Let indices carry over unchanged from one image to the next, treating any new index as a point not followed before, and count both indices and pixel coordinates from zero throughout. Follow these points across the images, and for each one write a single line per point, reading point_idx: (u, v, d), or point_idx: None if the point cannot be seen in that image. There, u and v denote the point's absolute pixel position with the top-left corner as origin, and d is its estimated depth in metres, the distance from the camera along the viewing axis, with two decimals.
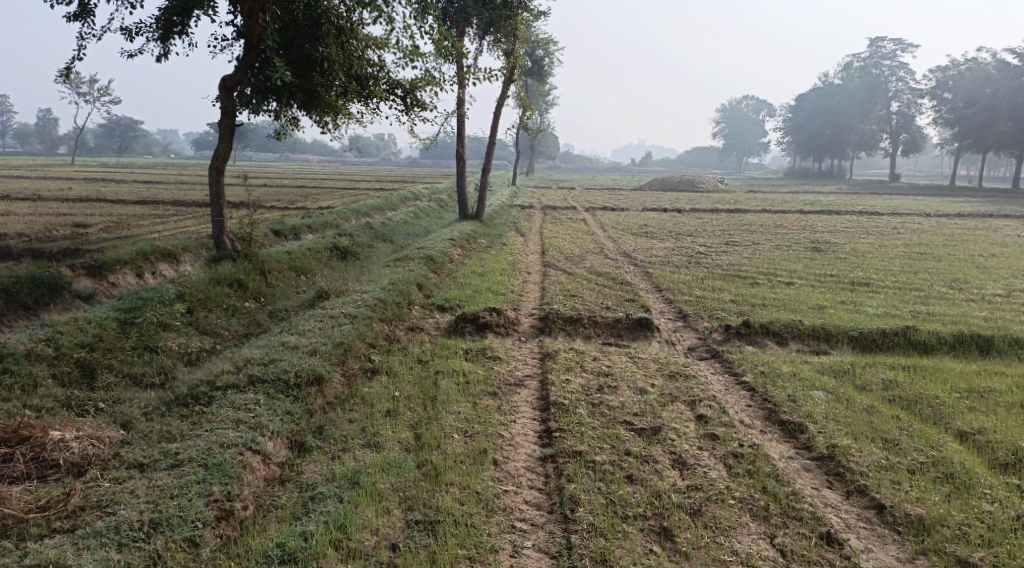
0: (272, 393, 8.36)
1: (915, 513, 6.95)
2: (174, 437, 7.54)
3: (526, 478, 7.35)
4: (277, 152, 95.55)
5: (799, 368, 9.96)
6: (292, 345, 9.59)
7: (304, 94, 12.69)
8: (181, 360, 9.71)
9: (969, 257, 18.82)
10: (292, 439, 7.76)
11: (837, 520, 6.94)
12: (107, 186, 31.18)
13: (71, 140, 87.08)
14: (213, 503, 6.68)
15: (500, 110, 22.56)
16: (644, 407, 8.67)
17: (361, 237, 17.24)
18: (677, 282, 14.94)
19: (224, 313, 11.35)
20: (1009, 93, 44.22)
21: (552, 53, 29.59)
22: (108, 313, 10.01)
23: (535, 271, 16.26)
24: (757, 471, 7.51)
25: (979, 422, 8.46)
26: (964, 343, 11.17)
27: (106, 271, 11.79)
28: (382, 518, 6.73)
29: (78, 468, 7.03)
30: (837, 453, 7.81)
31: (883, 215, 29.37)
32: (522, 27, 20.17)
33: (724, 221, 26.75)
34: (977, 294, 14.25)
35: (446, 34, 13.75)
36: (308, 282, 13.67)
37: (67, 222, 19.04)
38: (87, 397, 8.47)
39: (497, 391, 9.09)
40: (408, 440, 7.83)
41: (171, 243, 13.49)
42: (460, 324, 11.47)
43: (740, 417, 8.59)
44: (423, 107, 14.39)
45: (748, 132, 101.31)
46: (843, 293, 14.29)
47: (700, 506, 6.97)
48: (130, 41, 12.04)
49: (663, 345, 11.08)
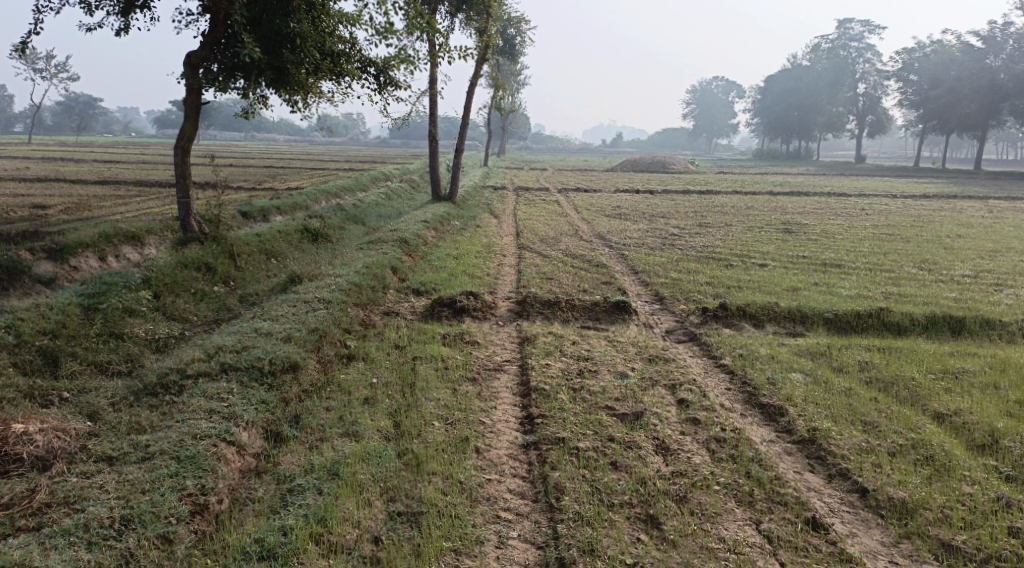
0: (245, 381, 8.13)
1: (898, 497, 6.96)
2: (144, 428, 7.28)
3: (509, 466, 7.23)
4: (242, 132, 93.84)
5: (777, 350, 9.94)
6: (265, 331, 9.34)
7: (273, 72, 12.31)
8: (149, 348, 9.43)
9: (937, 238, 19.01)
10: (268, 429, 7.55)
11: (822, 505, 6.92)
12: (67, 166, 30.26)
13: (27, 119, 84.66)
14: (187, 498, 6.47)
15: (473, 89, 22.24)
16: (625, 392, 8.58)
17: (333, 219, 16.91)
18: (652, 264, 14.86)
19: (192, 298, 11.04)
20: (971, 76, 44.70)
21: (524, 33, 29.16)
22: (71, 299, 9.67)
23: (510, 253, 16.08)
24: (741, 455, 7.46)
25: (956, 403, 8.51)
26: (937, 324, 11.24)
27: (68, 254, 11.41)
28: (363, 510, 6.57)
29: (43, 463, 6.73)
30: (819, 436, 7.79)
31: (851, 196, 29.65)
32: (494, 5, 19.86)
33: (695, 202, 26.72)
34: (946, 276, 14.37)
35: (419, 11, 13.46)
36: (279, 266, 13.38)
37: (25, 203, 18.41)
38: (50, 386, 8.17)
39: (477, 377, 8.95)
40: (388, 429, 7.66)
41: (135, 225, 13.08)
42: (436, 308, 11.30)
43: (721, 401, 8.54)
44: (397, 87, 14.08)
45: (718, 114, 101.68)
46: (815, 274, 14.34)
47: (685, 493, 6.92)
48: (88, 15, 11.56)
49: (641, 328, 11.01)
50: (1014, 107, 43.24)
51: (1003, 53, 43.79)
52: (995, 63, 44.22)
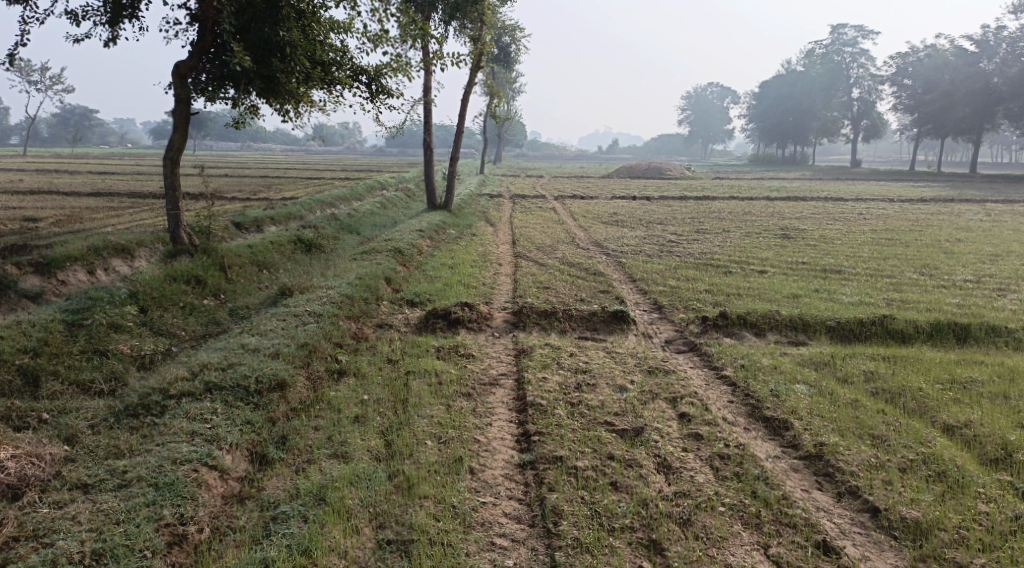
0: (231, 401, 7.82)
1: (911, 516, 6.68)
2: (123, 452, 6.97)
3: (505, 487, 6.94)
4: (237, 142, 93.76)
5: (779, 360, 9.66)
6: (253, 347, 9.03)
7: (262, 81, 12.00)
8: (134, 365, 9.12)
9: (936, 242, 18.78)
10: (253, 451, 7.25)
11: (832, 526, 6.64)
12: (61, 177, 29.96)
13: (22, 131, 84.37)
14: (164, 529, 6.18)
15: (467, 97, 22.00)
16: (625, 406, 8.29)
17: (326, 229, 16.63)
18: (650, 272, 14.58)
19: (180, 312, 10.74)
20: (966, 79, 44.58)
21: (519, 40, 28.91)
22: (54, 315, 9.39)
23: (506, 262, 15.80)
24: (745, 474, 7.17)
25: (966, 415, 8.22)
26: (941, 331, 10.97)
27: (55, 268, 11.13)
28: (351, 538, 6.28)
29: (14, 491, 6.41)
30: (826, 452, 7.50)
31: (848, 200, 29.50)
32: (488, 13, 19.61)
33: (692, 209, 26.44)
34: (948, 281, 14.12)
35: (412, 19, 13.18)
36: (271, 278, 13.08)
37: (16, 216, 18.12)
38: (30, 407, 7.87)
39: (471, 392, 8.65)
40: (378, 449, 7.37)
41: (125, 237, 12.79)
42: (430, 320, 10.99)
43: (723, 415, 8.26)
44: (389, 95, 13.83)
45: (714, 120, 101.74)
46: (816, 280, 14.07)
47: (689, 516, 6.63)
48: (75, 26, 11.29)
49: (640, 338, 10.73)
50: (1009, 111, 43.12)
51: (997, 57, 43.35)
52: (990, 66, 43.94)
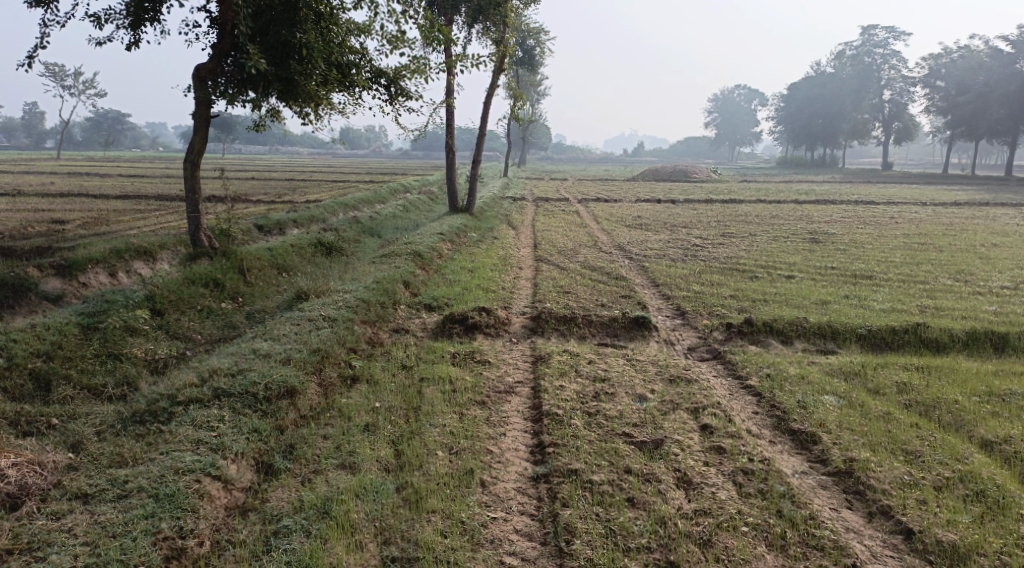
0: (239, 408, 7.62)
1: (948, 540, 6.33)
2: (126, 461, 6.81)
3: (517, 502, 6.68)
4: (266, 146, 94.63)
5: (807, 370, 9.27)
6: (264, 352, 8.84)
7: (281, 84, 11.87)
8: (147, 369, 8.99)
9: (971, 247, 18.18)
10: (259, 460, 7.07)
11: (862, 549, 6.30)
12: (93, 180, 30.20)
13: (56, 134, 85.77)
14: (161, 543, 6.02)
15: (490, 99, 21.75)
16: (644, 417, 7.98)
17: (347, 232, 16.49)
18: (674, 277, 14.23)
19: (197, 315, 10.61)
20: (1002, 80, 43.35)
21: (543, 43, 28.65)
22: (70, 318, 9.29)
23: (527, 266, 15.53)
24: (770, 491, 6.84)
25: (1005, 430, 7.81)
26: (977, 340, 10.50)
27: (76, 270, 11.09)
28: (355, 556, 6.08)
29: (14, 501, 6.27)
30: (856, 469, 7.13)
31: (879, 204, 28.82)
32: (511, 14, 19.37)
33: (719, 212, 26.01)
34: (984, 287, 13.60)
35: (432, 21, 12.94)
36: (289, 281, 12.93)
37: (45, 219, 18.20)
38: (39, 412, 7.75)
39: (486, 400, 8.39)
40: (388, 459, 7.14)
41: (147, 239, 12.72)
42: (447, 325, 10.74)
43: (748, 427, 7.91)
44: (408, 97, 13.65)
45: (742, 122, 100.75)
46: (846, 286, 13.63)
47: (710, 536, 6.33)
48: (97, 28, 11.25)
49: (662, 345, 10.41)
50: None
51: None
52: None
